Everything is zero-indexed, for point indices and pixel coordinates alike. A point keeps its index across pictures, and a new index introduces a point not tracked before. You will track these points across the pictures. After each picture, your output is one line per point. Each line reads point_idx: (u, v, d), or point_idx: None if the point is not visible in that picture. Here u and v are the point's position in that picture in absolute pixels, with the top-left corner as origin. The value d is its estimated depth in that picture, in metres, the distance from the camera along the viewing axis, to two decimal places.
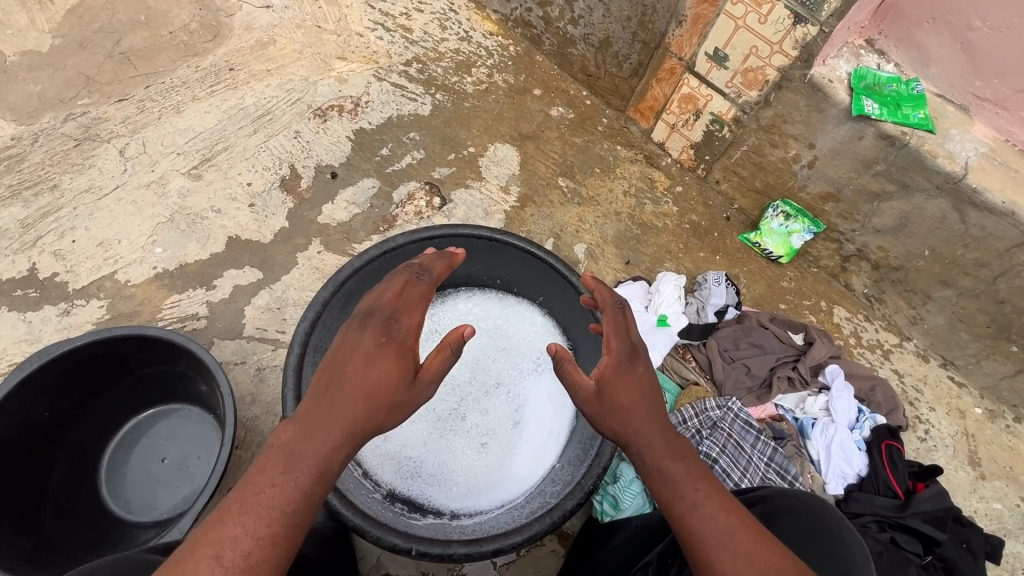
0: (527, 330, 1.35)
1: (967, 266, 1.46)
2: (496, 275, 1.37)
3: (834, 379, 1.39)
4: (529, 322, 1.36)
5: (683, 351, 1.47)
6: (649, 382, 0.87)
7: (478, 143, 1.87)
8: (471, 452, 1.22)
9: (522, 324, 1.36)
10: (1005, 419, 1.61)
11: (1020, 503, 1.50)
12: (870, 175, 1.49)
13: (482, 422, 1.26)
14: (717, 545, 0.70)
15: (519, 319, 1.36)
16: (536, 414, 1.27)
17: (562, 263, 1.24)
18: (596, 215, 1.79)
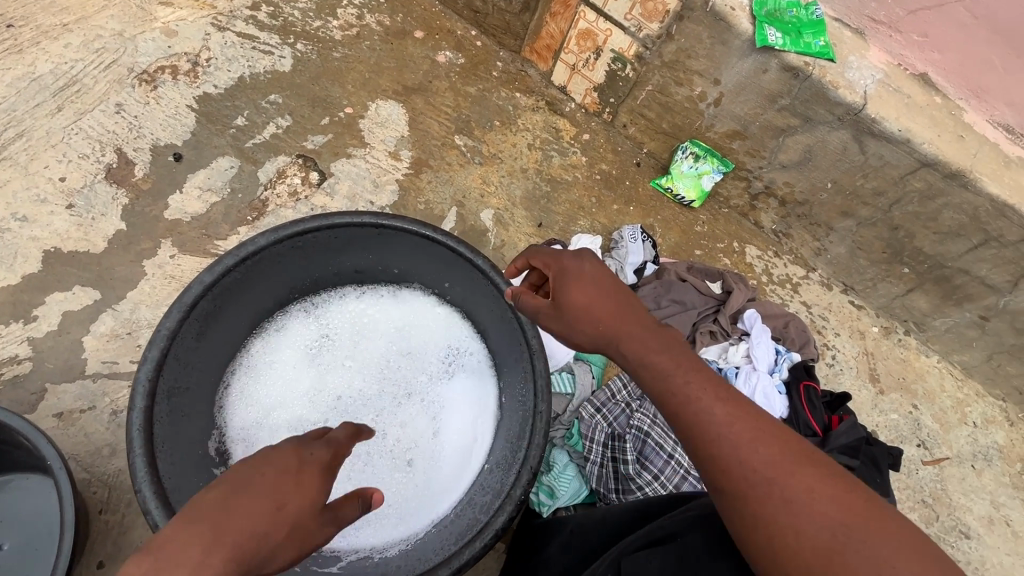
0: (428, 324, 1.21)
1: (866, 195, 1.48)
2: (390, 266, 1.18)
3: (754, 326, 1.39)
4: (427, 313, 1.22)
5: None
6: (611, 283, 0.81)
7: (355, 101, 1.60)
8: (397, 474, 1.10)
9: (421, 319, 1.21)
10: (898, 334, 1.72)
11: (912, 409, 1.64)
12: (775, 110, 1.43)
13: (403, 436, 1.13)
14: (747, 461, 0.63)
15: (428, 315, 1.21)
16: (458, 419, 1.15)
17: (464, 245, 1.07)
18: (500, 174, 1.62)
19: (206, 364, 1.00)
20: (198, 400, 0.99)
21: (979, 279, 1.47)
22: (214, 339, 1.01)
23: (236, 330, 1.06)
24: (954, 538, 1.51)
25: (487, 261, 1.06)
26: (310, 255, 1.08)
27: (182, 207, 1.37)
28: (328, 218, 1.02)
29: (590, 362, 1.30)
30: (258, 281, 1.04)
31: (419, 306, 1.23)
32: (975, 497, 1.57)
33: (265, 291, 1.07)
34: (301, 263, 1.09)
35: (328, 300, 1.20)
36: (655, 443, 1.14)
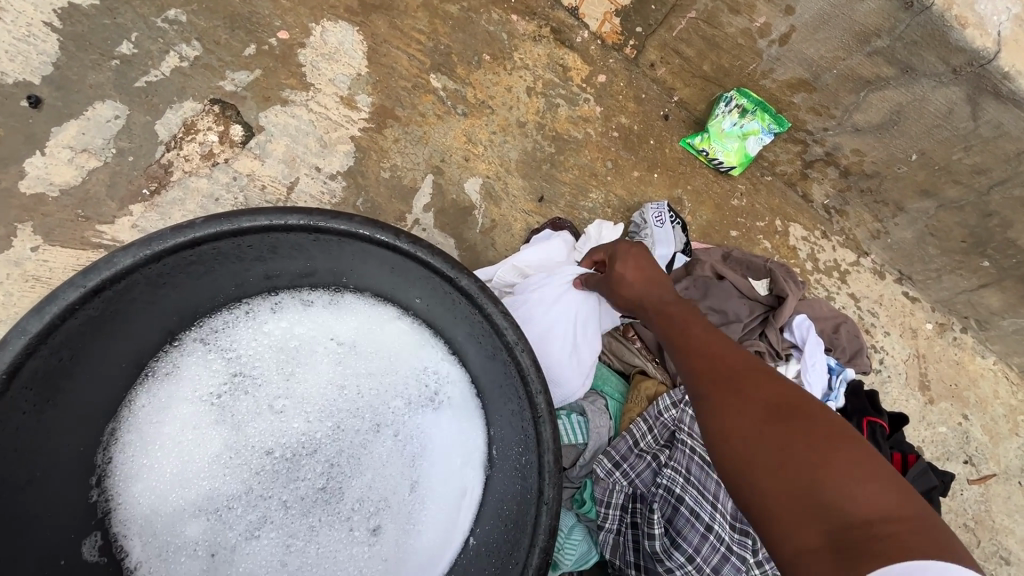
0: (396, 339, 0.89)
1: (960, 173, 1.15)
2: (337, 274, 0.84)
3: (809, 340, 1.11)
4: (393, 324, 0.90)
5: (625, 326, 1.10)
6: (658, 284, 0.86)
7: (292, 22, 1.16)
8: (358, 546, 0.82)
9: (386, 331, 0.89)
10: (954, 332, 1.46)
11: (961, 420, 1.42)
12: (865, 54, 1.06)
13: (367, 493, 0.84)
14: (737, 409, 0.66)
15: (394, 319, 0.89)
16: (440, 464, 0.86)
17: (444, 255, 0.74)
18: (490, 130, 1.24)
19: (59, 435, 0.69)
20: (52, 487, 0.69)
21: None
22: (67, 400, 0.68)
23: (106, 377, 0.74)
24: (993, 565, 1.36)
25: (473, 281, 0.73)
26: (210, 267, 0.74)
27: (45, 176, 0.98)
28: (229, 220, 0.67)
29: (605, 395, 1.03)
30: (130, 311, 0.70)
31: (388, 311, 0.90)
32: (1019, 518, 1.40)
33: (146, 320, 0.74)
34: (198, 279, 0.74)
35: (245, 318, 0.86)
36: (689, 511, 0.88)
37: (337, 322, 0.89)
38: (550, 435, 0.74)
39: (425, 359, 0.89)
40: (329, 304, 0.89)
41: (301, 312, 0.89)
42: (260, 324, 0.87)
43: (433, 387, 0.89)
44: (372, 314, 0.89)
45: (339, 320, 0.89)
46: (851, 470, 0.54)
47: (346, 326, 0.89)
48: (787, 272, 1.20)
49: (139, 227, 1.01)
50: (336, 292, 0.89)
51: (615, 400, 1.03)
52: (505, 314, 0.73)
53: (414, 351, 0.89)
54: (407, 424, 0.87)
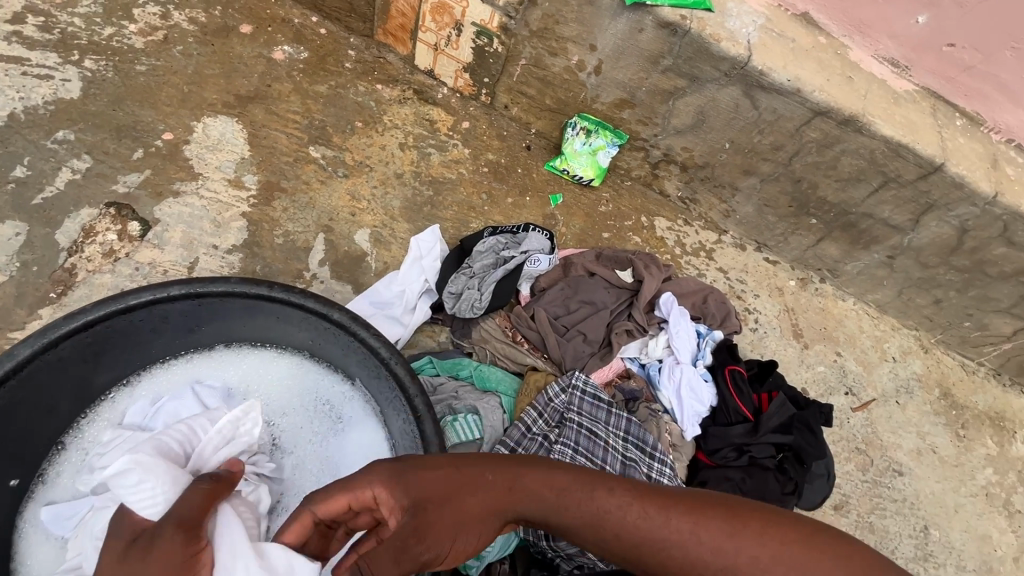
0: (283, 379, 1.03)
1: (764, 151, 1.39)
2: (234, 335, 0.99)
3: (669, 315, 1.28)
4: (278, 362, 1.03)
5: (515, 336, 1.25)
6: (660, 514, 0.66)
7: (175, 123, 1.31)
8: None
9: (271, 374, 1.03)
10: (814, 283, 1.68)
11: (836, 358, 1.62)
12: (659, 72, 1.29)
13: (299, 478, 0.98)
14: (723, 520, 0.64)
15: (268, 359, 1.03)
16: (351, 446, 0.99)
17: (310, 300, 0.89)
18: (371, 185, 1.40)
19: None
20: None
21: (883, 221, 1.43)
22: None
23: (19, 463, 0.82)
24: (889, 479, 1.52)
25: (345, 313, 0.89)
26: (115, 346, 0.87)
27: None
28: (117, 301, 0.81)
29: (500, 393, 1.15)
30: (40, 398, 0.81)
31: (265, 360, 1.03)
32: (903, 433, 1.59)
33: (60, 404, 0.85)
34: (100, 357, 0.87)
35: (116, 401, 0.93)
36: None
37: (221, 375, 1.00)
38: (433, 429, 0.87)
39: (317, 390, 1.03)
40: (210, 363, 1.00)
41: (185, 375, 0.98)
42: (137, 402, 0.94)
43: (333, 408, 1.02)
44: (253, 364, 1.02)
45: (224, 375, 1.01)
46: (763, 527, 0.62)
47: (235, 377, 1.01)
48: (644, 257, 1.37)
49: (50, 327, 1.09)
50: (206, 359, 1.00)
51: (509, 396, 1.15)
52: (376, 335, 0.90)
53: (306, 382, 1.03)
54: (315, 440, 1.01)
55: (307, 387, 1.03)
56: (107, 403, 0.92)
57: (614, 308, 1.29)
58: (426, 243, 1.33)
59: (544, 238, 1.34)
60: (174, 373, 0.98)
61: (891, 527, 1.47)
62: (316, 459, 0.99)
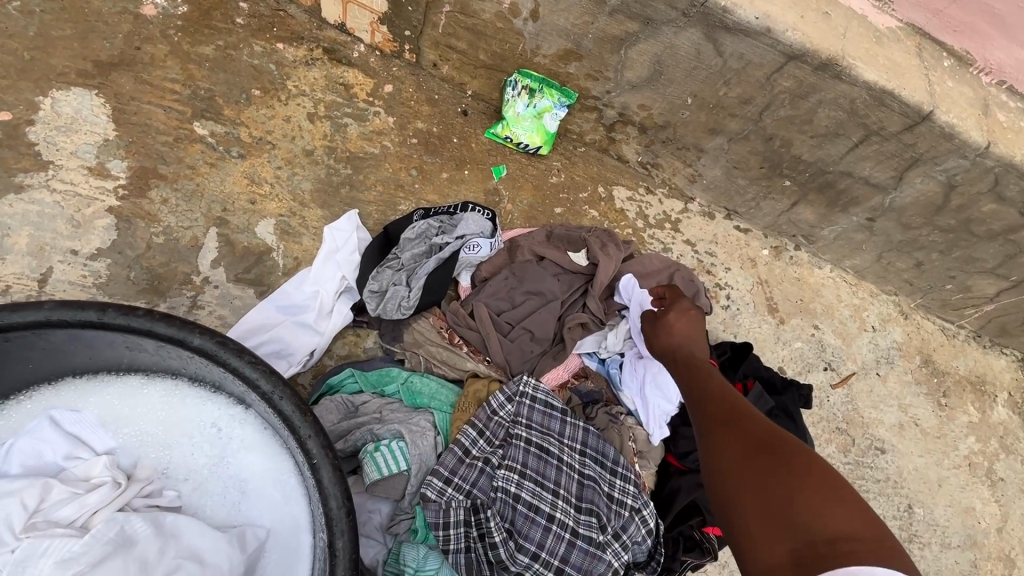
0: (163, 411, 0.85)
1: (731, 106, 1.21)
2: (83, 360, 0.81)
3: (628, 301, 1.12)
4: (152, 391, 0.86)
5: (454, 337, 1.07)
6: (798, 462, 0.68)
7: (13, 99, 1.05)
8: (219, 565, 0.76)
9: (147, 407, 0.85)
10: (789, 251, 1.54)
11: (814, 332, 1.49)
12: (607, 15, 1.09)
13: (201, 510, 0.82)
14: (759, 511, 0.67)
15: (136, 383, 0.85)
16: (254, 472, 0.83)
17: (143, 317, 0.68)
18: (275, 166, 1.17)
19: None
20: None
21: (863, 180, 1.28)
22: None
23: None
24: (871, 457, 1.42)
25: (208, 338, 0.70)
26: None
27: None
28: None
29: (434, 410, 0.97)
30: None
31: (134, 386, 0.86)
32: (885, 407, 1.48)
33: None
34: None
35: None
36: (528, 507, 0.87)
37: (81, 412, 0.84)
38: (333, 479, 0.69)
39: (200, 416, 0.85)
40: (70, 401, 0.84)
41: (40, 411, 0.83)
42: None
43: (226, 435, 0.85)
44: (120, 393, 0.85)
45: (89, 408, 0.84)
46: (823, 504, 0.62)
47: (102, 411, 0.84)
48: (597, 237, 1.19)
49: None
50: (60, 393, 0.84)
51: (445, 413, 0.97)
52: (254, 364, 0.71)
53: (189, 410, 0.85)
54: (211, 471, 0.84)
55: (192, 416, 0.85)
56: None
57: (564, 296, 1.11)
58: (344, 233, 1.13)
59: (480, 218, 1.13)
60: (24, 414, 0.82)
61: (874, 509, 1.38)
62: (214, 490, 0.83)
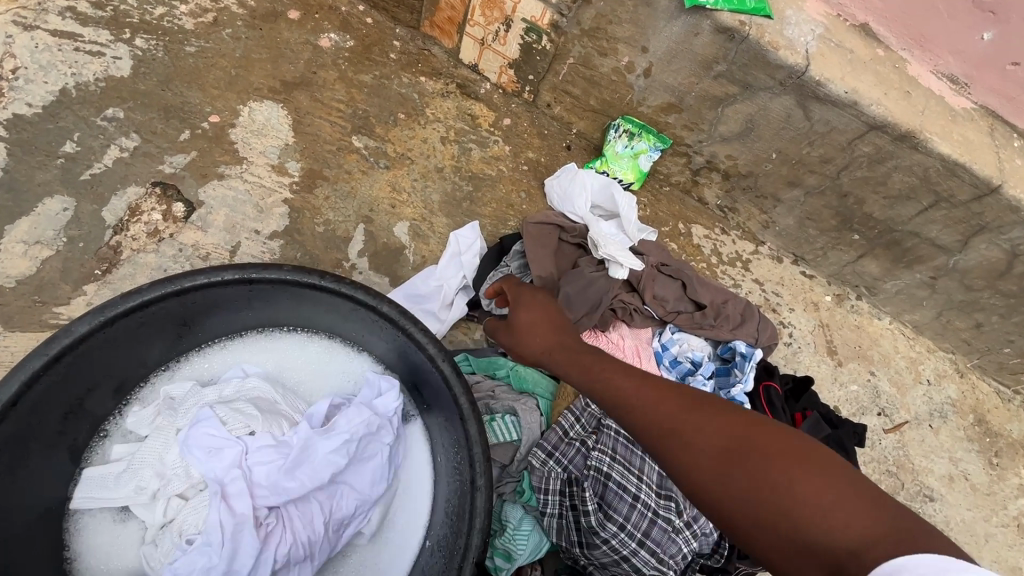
0: (315, 366, 1.02)
1: (813, 164, 1.36)
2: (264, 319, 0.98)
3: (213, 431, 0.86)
4: (310, 347, 1.02)
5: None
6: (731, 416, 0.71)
7: (221, 107, 1.31)
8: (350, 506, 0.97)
9: (303, 360, 1.02)
10: (850, 300, 1.65)
11: (870, 378, 1.59)
12: (711, 78, 1.27)
13: None
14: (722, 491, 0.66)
15: (296, 342, 1.02)
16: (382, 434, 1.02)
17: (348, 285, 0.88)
18: (412, 178, 1.39)
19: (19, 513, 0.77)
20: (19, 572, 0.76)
21: (930, 241, 1.40)
22: (29, 471, 0.78)
23: (64, 449, 0.84)
24: (919, 503, 1.50)
25: (394, 307, 0.89)
26: (152, 328, 0.85)
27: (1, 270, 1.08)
28: (173, 281, 0.80)
29: (537, 396, 1.13)
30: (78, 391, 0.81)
31: (294, 345, 1.02)
32: (935, 458, 1.55)
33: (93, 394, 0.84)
34: (139, 347, 0.87)
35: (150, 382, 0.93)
36: (617, 486, 1.01)
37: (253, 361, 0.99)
38: (477, 429, 0.86)
39: (345, 374, 1.02)
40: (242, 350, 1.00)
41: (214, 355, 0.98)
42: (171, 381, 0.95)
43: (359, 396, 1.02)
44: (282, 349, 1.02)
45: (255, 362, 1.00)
46: (742, 429, 0.69)
47: (269, 359, 1.00)
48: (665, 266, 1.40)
49: (94, 304, 1.10)
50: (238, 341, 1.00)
51: (547, 399, 1.13)
52: (425, 332, 0.89)
53: (339, 367, 1.02)
54: None
55: (341, 367, 1.02)
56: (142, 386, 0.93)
57: (644, 303, 1.31)
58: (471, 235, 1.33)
59: (576, 229, 1.34)
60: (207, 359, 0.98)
61: None
62: None
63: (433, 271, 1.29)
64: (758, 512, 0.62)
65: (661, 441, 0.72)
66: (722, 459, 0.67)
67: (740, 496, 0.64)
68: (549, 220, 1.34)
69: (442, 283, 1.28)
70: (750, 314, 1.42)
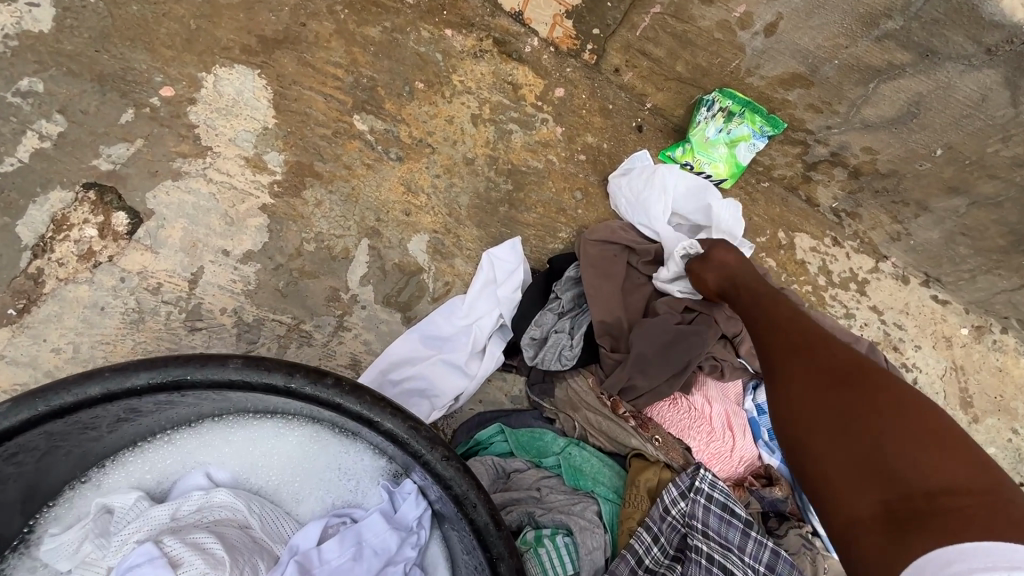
0: (297, 460, 0.75)
1: (997, 166, 0.96)
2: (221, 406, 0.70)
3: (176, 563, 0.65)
4: (287, 436, 0.75)
5: (630, 413, 0.92)
6: (899, 395, 0.64)
7: (177, 74, 0.97)
8: None
9: (281, 454, 0.75)
10: (994, 334, 1.28)
11: (1011, 437, 1.24)
12: (872, 40, 0.86)
13: None
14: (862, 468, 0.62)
15: (270, 429, 0.75)
16: None
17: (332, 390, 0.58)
18: (433, 174, 1.04)
19: None
20: None
21: None
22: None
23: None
24: None
25: (402, 422, 0.58)
26: (46, 452, 0.58)
27: None
28: (49, 396, 0.51)
29: (597, 497, 0.84)
30: None
31: (268, 433, 0.75)
32: None
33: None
34: (32, 468, 0.59)
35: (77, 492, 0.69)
36: None
37: (213, 457, 0.74)
38: None
39: (338, 471, 0.76)
40: (196, 445, 0.74)
41: (157, 453, 0.73)
42: (104, 487, 0.70)
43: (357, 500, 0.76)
44: (252, 439, 0.75)
45: (216, 458, 0.74)
46: (904, 426, 0.61)
47: (235, 454, 0.75)
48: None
49: (9, 356, 0.82)
50: (193, 430, 0.74)
51: (610, 503, 0.84)
52: (449, 460, 0.59)
53: (328, 461, 0.76)
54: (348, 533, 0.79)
55: (333, 464, 0.76)
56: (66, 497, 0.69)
57: (738, 355, 0.98)
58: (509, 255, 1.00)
59: (651, 251, 1.01)
60: (151, 456, 0.72)
61: None
62: None
63: (443, 318, 0.96)
64: (917, 494, 0.57)
65: (789, 419, 0.71)
66: (870, 470, 0.61)
67: (881, 482, 0.60)
68: (614, 238, 1.00)
69: (458, 335, 0.95)
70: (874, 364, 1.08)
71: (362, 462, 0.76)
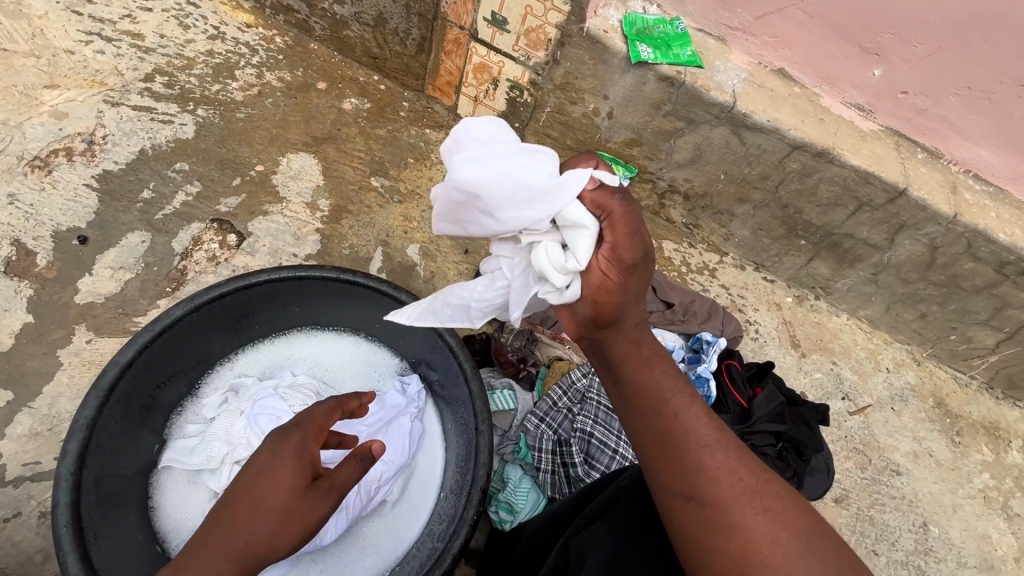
0: (346, 357, 1.27)
1: (754, 181, 1.63)
2: (306, 318, 1.24)
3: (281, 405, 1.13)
4: (339, 342, 1.27)
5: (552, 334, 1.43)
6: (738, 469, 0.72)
7: (265, 158, 1.62)
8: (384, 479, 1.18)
9: (336, 354, 1.26)
10: (810, 300, 1.87)
11: (832, 367, 1.78)
12: (662, 116, 1.57)
13: None
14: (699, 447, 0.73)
15: (331, 338, 1.27)
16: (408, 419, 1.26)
17: (376, 283, 1.14)
18: (421, 210, 1.67)
19: (131, 457, 1.02)
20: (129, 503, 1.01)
21: (864, 240, 1.64)
22: (131, 433, 1.03)
23: (159, 411, 1.09)
24: (888, 477, 1.64)
25: (410, 295, 1.12)
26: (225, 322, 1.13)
27: (95, 289, 1.34)
28: (242, 280, 1.08)
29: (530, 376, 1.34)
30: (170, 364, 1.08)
31: (329, 342, 1.27)
32: (899, 436, 1.72)
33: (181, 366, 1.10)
34: (215, 334, 1.13)
35: (220, 372, 1.19)
36: (600, 442, 1.19)
37: (296, 356, 1.25)
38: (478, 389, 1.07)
39: (370, 364, 1.27)
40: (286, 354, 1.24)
41: (262, 356, 1.23)
42: (235, 371, 1.20)
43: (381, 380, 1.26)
44: (320, 344, 1.27)
45: (298, 356, 1.25)
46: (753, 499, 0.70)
47: (310, 356, 1.25)
48: None
49: None
50: (285, 339, 1.25)
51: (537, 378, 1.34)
52: (434, 316, 1.12)
53: (365, 357, 1.27)
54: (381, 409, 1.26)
55: (366, 360, 1.27)
56: (213, 375, 1.18)
57: None
58: (539, 156, 0.84)
59: None
60: (262, 353, 1.23)
61: (891, 521, 1.57)
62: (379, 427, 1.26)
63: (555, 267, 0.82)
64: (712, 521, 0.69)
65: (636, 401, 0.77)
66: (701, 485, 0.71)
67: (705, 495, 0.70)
68: None
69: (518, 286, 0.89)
70: (713, 310, 1.60)
71: (384, 358, 1.28)
